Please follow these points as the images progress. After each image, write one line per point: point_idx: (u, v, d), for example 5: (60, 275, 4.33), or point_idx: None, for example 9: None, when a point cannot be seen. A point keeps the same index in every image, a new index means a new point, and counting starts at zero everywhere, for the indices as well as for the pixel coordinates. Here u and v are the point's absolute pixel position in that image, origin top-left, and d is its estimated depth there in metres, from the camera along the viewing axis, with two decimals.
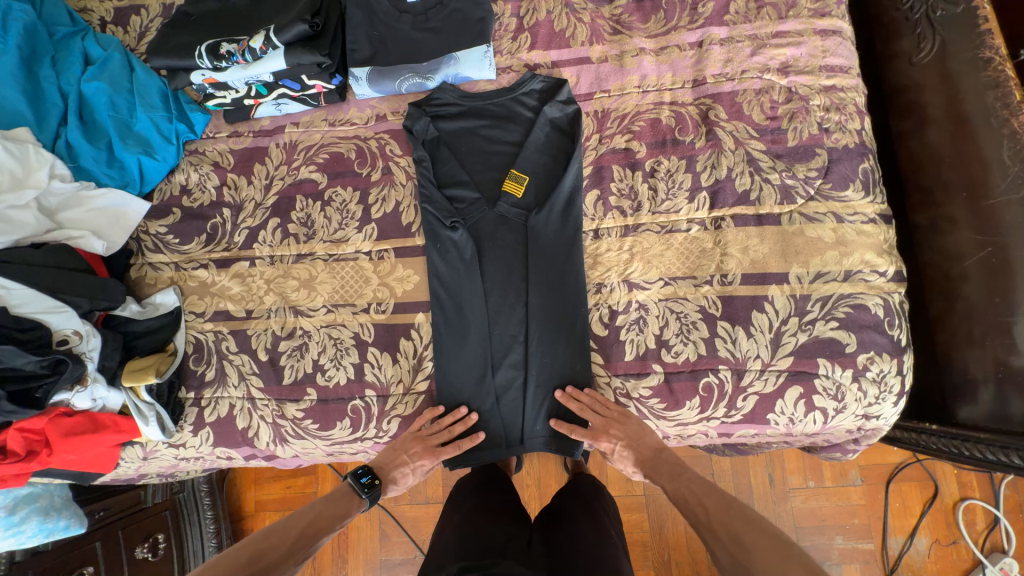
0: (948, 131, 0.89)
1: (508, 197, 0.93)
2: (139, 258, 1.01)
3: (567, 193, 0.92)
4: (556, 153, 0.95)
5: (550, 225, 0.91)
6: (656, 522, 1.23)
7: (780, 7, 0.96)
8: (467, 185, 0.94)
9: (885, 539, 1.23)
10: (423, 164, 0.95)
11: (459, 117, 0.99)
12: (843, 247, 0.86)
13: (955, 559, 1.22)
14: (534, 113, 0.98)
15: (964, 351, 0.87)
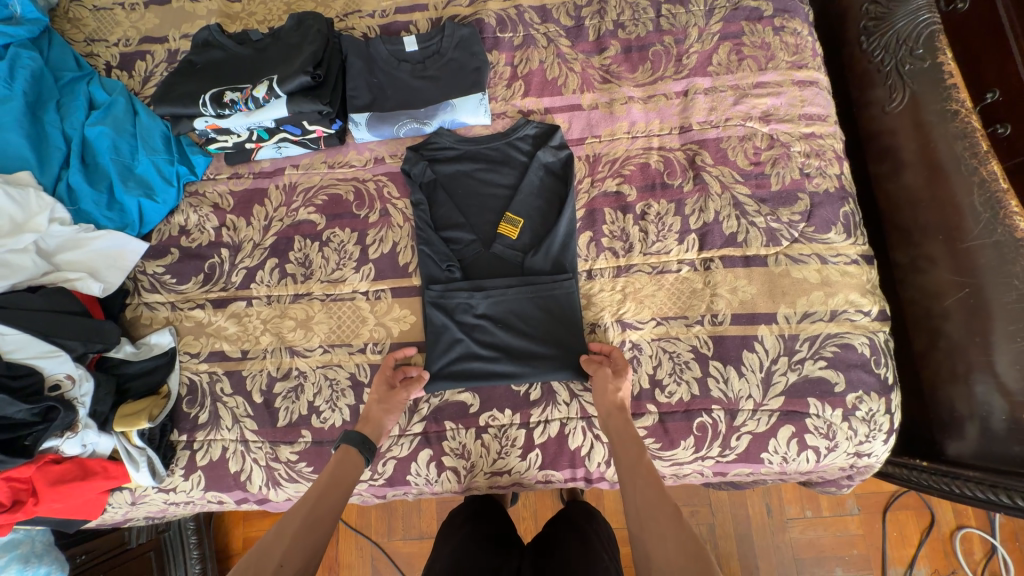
0: (923, 175, 0.94)
1: (504, 240, 0.95)
2: (135, 298, 1.01)
3: (562, 235, 0.94)
4: (549, 197, 0.98)
5: (545, 266, 0.93)
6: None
7: (760, 59, 1.01)
8: (463, 228, 0.96)
9: (884, 570, 1.22)
10: (421, 207, 0.97)
11: (456, 162, 1.01)
12: (828, 287, 0.89)
13: None
14: (528, 157, 1.01)
15: (949, 388, 0.89)
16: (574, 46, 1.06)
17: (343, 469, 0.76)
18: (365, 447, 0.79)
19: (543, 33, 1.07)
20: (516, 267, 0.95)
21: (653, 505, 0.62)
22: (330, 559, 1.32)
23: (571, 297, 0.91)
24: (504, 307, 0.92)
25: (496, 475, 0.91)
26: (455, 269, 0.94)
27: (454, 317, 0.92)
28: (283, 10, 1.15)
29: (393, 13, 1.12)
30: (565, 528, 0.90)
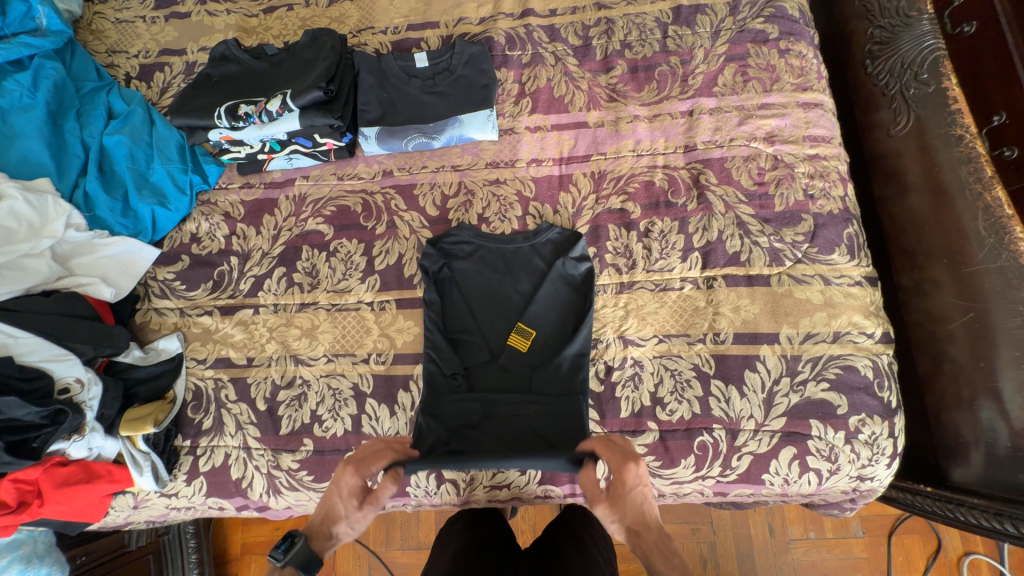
0: (928, 199, 0.94)
1: (512, 351, 0.93)
2: (145, 304, 1.03)
3: (574, 355, 0.91)
4: (565, 310, 0.95)
5: (553, 379, 0.90)
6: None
7: (765, 81, 1.02)
8: (472, 334, 0.95)
9: None
10: (433, 307, 0.96)
11: (474, 259, 0.98)
12: (831, 308, 0.89)
13: None
14: (546, 265, 0.97)
15: (954, 412, 0.88)
16: (581, 64, 1.08)
17: None
18: (309, 567, 0.65)
19: (551, 52, 1.09)
20: (523, 376, 0.92)
21: None
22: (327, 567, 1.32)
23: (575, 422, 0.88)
24: (506, 416, 0.89)
25: (495, 489, 0.91)
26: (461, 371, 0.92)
27: (454, 425, 0.89)
28: (298, 26, 1.18)
29: (405, 30, 1.15)
30: (562, 530, 0.91)
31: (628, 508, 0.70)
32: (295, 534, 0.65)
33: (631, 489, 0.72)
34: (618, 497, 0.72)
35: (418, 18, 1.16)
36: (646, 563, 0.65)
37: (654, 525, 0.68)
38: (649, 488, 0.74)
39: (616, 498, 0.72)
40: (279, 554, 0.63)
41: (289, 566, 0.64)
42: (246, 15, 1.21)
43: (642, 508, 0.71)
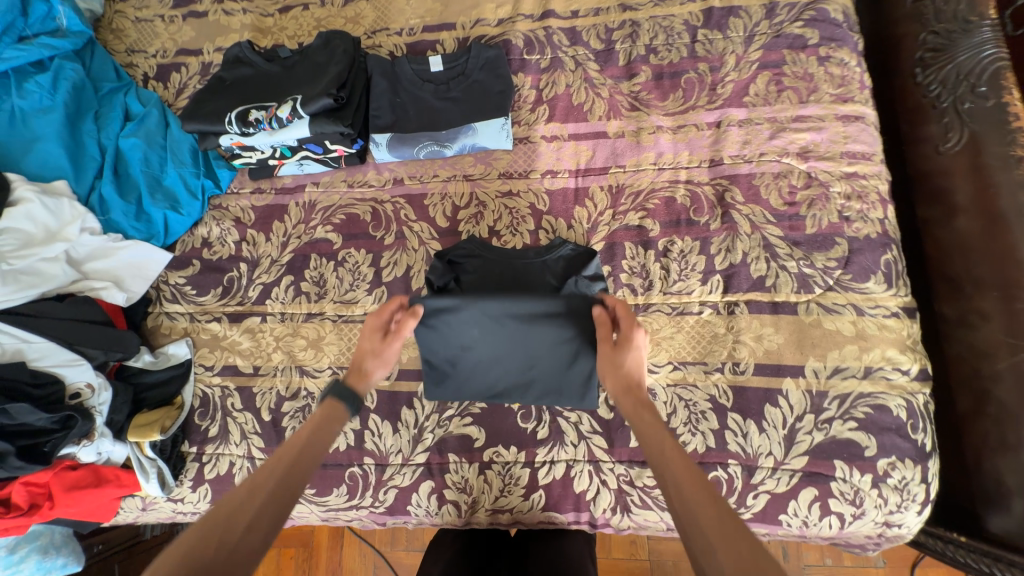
0: (979, 224, 0.86)
1: None
2: (157, 307, 1.04)
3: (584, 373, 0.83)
4: None
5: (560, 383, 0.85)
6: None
7: (802, 91, 0.95)
8: None
9: None
10: None
11: (479, 275, 0.91)
12: (863, 341, 0.83)
13: None
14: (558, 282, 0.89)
15: (995, 458, 0.81)
16: (603, 70, 1.03)
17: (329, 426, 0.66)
18: (350, 400, 0.69)
19: (572, 56, 1.04)
20: (521, 359, 0.83)
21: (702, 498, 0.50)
22: (333, 563, 1.32)
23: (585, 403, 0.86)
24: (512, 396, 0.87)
25: (497, 512, 0.88)
26: (456, 356, 0.84)
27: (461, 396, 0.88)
28: (312, 26, 1.16)
29: (421, 31, 1.11)
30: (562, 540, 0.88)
31: (620, 368, 0.66)
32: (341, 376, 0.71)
33: (631, 352, 0.67)
34: (613, 357, 0.67)
35: (434, 19, 1.12)
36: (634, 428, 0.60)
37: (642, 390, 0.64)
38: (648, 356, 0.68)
39: (615, 354, 0.67)
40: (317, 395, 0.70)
41: (330, 399, 0.68)
42: (262, 14, 1.19)
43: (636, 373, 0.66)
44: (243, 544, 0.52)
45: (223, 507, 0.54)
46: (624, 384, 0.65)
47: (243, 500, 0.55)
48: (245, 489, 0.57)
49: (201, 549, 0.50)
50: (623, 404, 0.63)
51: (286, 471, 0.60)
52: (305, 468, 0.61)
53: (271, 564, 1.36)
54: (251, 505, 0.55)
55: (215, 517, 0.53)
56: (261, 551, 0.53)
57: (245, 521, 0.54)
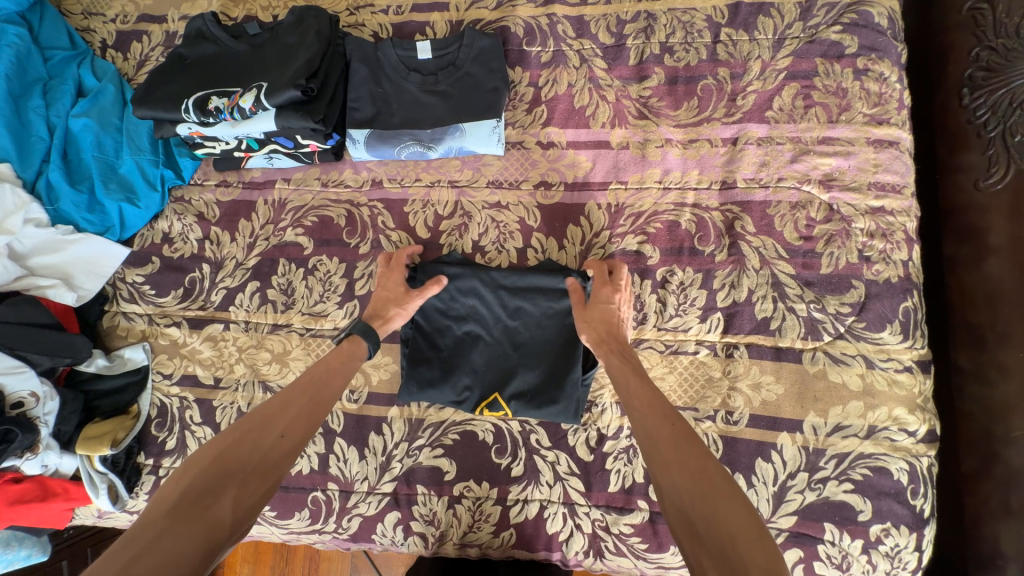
0: (1013, 275, 0.77)
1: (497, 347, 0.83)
2: (113, 306, 0.96)
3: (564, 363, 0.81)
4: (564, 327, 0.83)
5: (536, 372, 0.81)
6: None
7: (832, 109, 0.84)
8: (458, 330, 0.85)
9: None
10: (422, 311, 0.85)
11: None
12: (869, 398, 0.76)
13: None
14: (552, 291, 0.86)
15: (997, 529, 0.76)
16: (610, 69, 0.91)
17: (348, 361, 0.75)
18: (370, 338, 0.76)
19: (576, 50, 0.93)
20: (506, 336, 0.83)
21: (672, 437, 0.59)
22: (311, 552, 1.26)
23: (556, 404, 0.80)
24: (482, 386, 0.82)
25: (465, 547, 0.84)
26: (446, 330, 0.85)
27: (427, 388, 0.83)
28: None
29: (409, 11, 0.99)
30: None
31: (599, 318, 0.75)
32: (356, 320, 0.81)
33: (610, 304, 0.77)
34: (590, 308, 0.77)
35: None
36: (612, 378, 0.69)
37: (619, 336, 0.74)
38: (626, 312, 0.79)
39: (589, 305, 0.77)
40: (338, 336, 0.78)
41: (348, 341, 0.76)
42: None
43: (615, 320, 0.75)
44: (278, 445, 0.64)
45: (265, 413, 0.66)
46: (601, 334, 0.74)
47: (279, 412, 0.67)
48: (282, 403, 0.68)
49: (249, 442, 0.63)
50: (596, 345, 0.73)
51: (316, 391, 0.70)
52: (334, 391, 0.72)
53: (248, 548, 1.29)
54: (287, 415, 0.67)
55: (257, 421, 0.65)
56: (293, 451, 0.65)
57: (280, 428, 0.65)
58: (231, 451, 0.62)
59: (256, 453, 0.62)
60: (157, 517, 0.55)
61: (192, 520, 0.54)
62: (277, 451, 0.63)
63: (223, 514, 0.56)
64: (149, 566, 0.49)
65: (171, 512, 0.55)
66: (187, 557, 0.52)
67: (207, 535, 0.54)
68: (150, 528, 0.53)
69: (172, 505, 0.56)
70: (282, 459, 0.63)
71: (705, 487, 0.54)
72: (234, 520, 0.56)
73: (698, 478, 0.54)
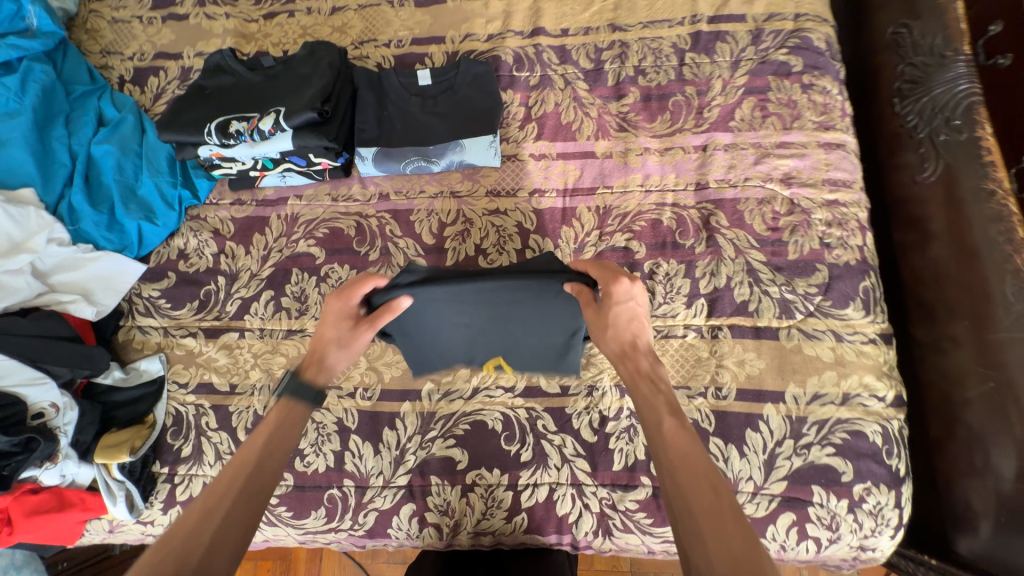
0: (953, 253, 0.89)
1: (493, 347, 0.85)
2: (129, 321, 1.00)
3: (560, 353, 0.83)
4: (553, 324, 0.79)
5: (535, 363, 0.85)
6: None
7: (786, 118, 0.97)
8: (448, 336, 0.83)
9: None
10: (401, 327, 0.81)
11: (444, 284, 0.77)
12: (841, 367, 0.85)
13: None
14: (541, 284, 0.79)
15: (966, 483, 0.84)
16: (592, 90, 1.03)
17: (290, 425, 0.69)
18: (314, 395, 0.71)
19: (561, 74, 1.04)
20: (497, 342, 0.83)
21: (703, 500, 0.54)
22: None
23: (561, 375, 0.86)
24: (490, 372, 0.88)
25: (479, 535, 0.87)
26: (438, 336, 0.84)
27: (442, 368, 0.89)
28: (298, 34, 1.14)
29: (409, 44, 1.10)
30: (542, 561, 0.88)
31: (620, 329, 0.71)
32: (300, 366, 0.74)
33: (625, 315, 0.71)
34: (608, 320, 0.71)
35: (424, 31, 1.11)
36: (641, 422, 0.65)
37: (644, 352, 0.70)
38: (644, 311, 0.73)
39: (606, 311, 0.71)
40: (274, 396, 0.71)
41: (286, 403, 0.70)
42: (245, 19, 1.17)
43: (638, 351, 0.70)
44: (221, 537, 0.56)
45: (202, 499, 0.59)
46: (616, 349, 0.71)
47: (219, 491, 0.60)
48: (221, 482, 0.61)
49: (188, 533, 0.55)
50: (624, 372, 0.70)
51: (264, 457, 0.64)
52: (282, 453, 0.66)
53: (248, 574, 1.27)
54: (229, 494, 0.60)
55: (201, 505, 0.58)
56: (238, 545, 0.57)
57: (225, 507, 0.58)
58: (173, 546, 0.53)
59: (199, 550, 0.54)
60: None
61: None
62: (222, 545, 0.55)
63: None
64: None
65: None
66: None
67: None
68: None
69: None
70: (226, 555, 0.55)
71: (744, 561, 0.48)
72: None
73: (730, 546, 0.49)
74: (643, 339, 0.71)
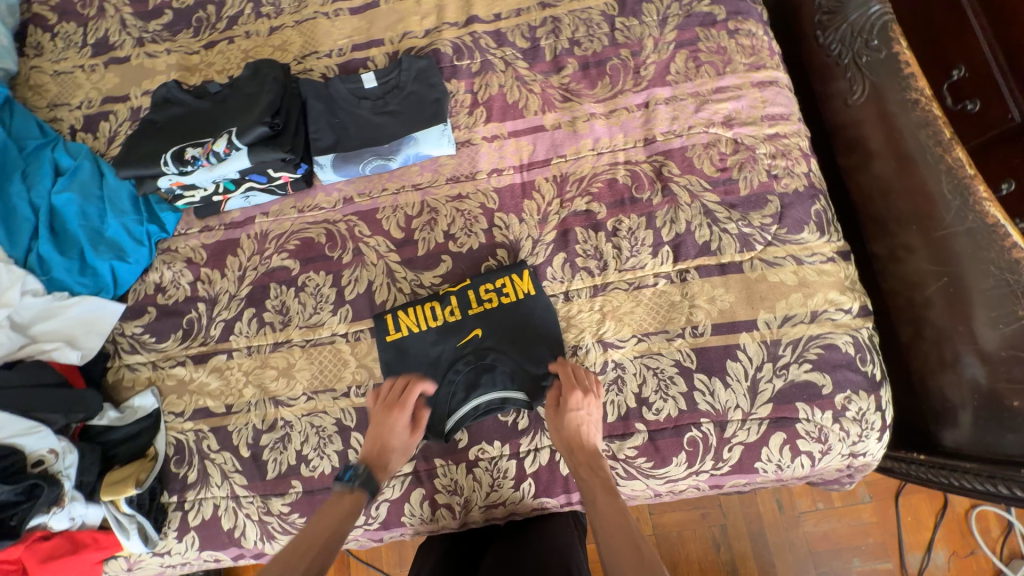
0: (892, 164, 0.94)
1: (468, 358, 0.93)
2: (117, 361, 1.01)
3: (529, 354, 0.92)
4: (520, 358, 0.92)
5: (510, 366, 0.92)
6: (669, 560, 1.29)
7: (718, 64, 1.01)
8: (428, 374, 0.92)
9: (902, 556, 1.26)
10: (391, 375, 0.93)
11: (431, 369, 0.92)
12: (806, 288, 0.89)
13: (977, 570, 1.25)
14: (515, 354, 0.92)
15: (939, 377, 0.88)
16: (532, 67, 1.07)
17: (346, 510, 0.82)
18: (370, 486, 0.85)
19: (500, 57, 1.08)
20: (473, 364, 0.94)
21: (626, 548, 0.69)
22: None
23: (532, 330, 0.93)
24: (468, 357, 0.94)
25: (491, 507, 0.89)
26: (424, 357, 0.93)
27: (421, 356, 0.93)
28: (240, 58, 1.16)
29: (350, 51, 1.13)
30: (555, 522, 0.91)
31: (567, 430, 0.83)
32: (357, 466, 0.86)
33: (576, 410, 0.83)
34: (563, 420, 0.84)
35: (362, 37, 1.14)
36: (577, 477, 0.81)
37: (590, 450, 0.82)
38: (598, 417, 0.85)
39: (560, 416, 0.84)
40: (346, 479, 0.84)
41: (359, 486, 0.84)
42: (187, 52, 1.19)
43: (583, 430, 0.83)
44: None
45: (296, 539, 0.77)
46: (564, 440, 0.84)
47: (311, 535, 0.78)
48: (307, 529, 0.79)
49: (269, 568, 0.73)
50: (571, 464, 0.82)
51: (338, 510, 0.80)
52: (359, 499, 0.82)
53: None
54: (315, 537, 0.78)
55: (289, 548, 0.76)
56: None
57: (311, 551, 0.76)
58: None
59: None
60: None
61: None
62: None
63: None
64: None
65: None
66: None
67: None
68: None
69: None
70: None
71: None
72: None
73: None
74: (595, 435, 0.84)
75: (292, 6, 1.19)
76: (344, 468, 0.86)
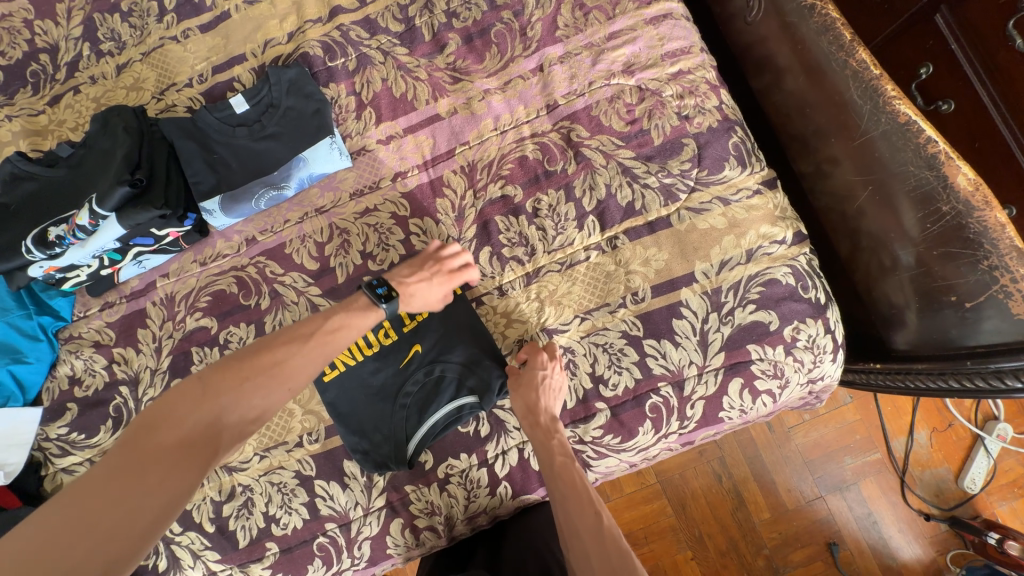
0: (802, 78, 0.91)
1: (412, 377, 0.87)
2: (50, 467, 0.93)
3: (471, 355, 0.87)
4: (466, 362, 0.87)
5: (457, 372, 0.86)
6: (676, 503, 1.32)
7: (606, 8, 0.94)
8: (377, 405, 0.87)
9: (889, 445, 1.31)
10: (340, 415, 0.87)
11: (377, 396, 0.87)
12: (737, 228, 0.86)
13: (956, 440, 1.31)
14: (460, 359, 0.87)
15: (881, 284, 0.87)
16: (413, 52, 0.98)
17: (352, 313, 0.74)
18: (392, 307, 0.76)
19: (376, 48, 0.98)
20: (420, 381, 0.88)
21: (585, 510, 0.73)
22: None
23: (470, 330, 0.88)
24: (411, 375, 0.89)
25: (473, 518, 0.88)
26: (368, 388, 0.87)
27: (365, 388, 0.87)
28: (92, 108, 1.03)
29: (212, 75, 1.02)
30: (539, 514, 0.90)
31: (529, 390, 0.81)
32: (392, 284, 0.79)
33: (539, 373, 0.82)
34: (526, 385, 0.81)
35: (221, 56, 1.02)
36: (536, 439, 0.81)
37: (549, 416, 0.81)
38: (559, 386, 0.83)
39: (523, 377, 0.82)
40: (379, 290, 0.76)
41: (382, 306, 0.75)
42: (31, 114, 1.05)
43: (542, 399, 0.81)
44: (226, 435, 0.61)
45: (209, 379, 0.63)
46: (525, 407, 0.81)
47: (228, 385, 0.62)
48: (224, 370, 0.64)
49: (169, 422, 0.60)
50: (528, 426, 0.81)
51: (259, 379, 0.64)
52: (297, 377, 0.65)
53: None
54: (229, 395, 0.62)
55: (197, 392, 0.62)
56: (238, 439, 0.62)
57: (224, 415, 0.61)
58: (152, 432, 0.59)
59: (211, 431, 0.60)
60: (81, 491, 0.55)
61: (96, 526, 0.53)
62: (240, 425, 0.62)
63: (149, 516, 0.55)
64: (86, 525, 0.53)
65: (99, 485, 0.56)
66: (100, 561, 0.53)
67: (123, 534, 0.54)
68: (63, 506, 0.55)
69: (89, 479, 0.56)
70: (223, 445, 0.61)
71: (613, 558, 0.67)
72: (165, 465, 0.57)
73: (603, 549, 0.68)
74: (553, 402, 0.82)
75: (136, 37, 1.06)
76: (376, 279, 0.78)
